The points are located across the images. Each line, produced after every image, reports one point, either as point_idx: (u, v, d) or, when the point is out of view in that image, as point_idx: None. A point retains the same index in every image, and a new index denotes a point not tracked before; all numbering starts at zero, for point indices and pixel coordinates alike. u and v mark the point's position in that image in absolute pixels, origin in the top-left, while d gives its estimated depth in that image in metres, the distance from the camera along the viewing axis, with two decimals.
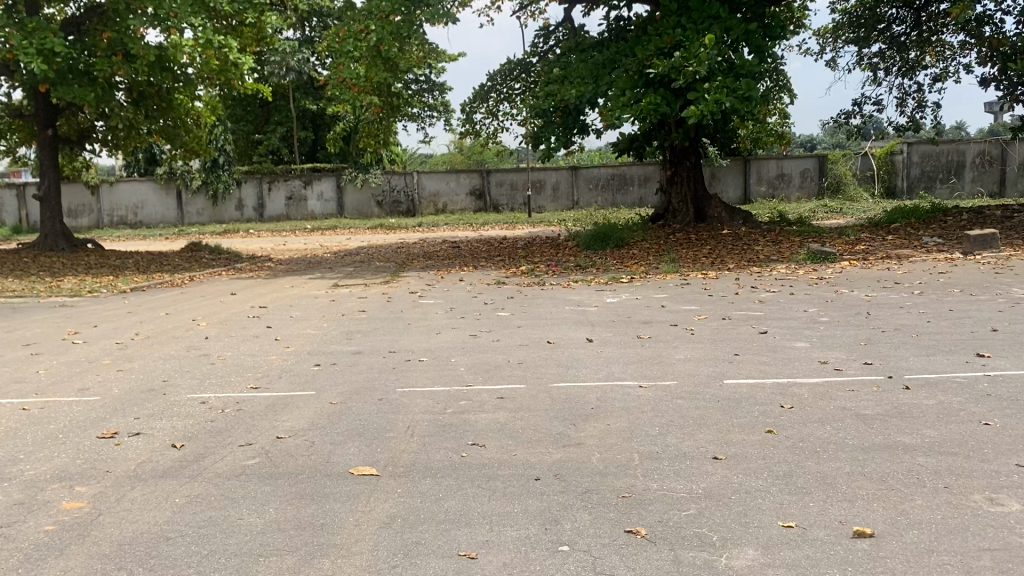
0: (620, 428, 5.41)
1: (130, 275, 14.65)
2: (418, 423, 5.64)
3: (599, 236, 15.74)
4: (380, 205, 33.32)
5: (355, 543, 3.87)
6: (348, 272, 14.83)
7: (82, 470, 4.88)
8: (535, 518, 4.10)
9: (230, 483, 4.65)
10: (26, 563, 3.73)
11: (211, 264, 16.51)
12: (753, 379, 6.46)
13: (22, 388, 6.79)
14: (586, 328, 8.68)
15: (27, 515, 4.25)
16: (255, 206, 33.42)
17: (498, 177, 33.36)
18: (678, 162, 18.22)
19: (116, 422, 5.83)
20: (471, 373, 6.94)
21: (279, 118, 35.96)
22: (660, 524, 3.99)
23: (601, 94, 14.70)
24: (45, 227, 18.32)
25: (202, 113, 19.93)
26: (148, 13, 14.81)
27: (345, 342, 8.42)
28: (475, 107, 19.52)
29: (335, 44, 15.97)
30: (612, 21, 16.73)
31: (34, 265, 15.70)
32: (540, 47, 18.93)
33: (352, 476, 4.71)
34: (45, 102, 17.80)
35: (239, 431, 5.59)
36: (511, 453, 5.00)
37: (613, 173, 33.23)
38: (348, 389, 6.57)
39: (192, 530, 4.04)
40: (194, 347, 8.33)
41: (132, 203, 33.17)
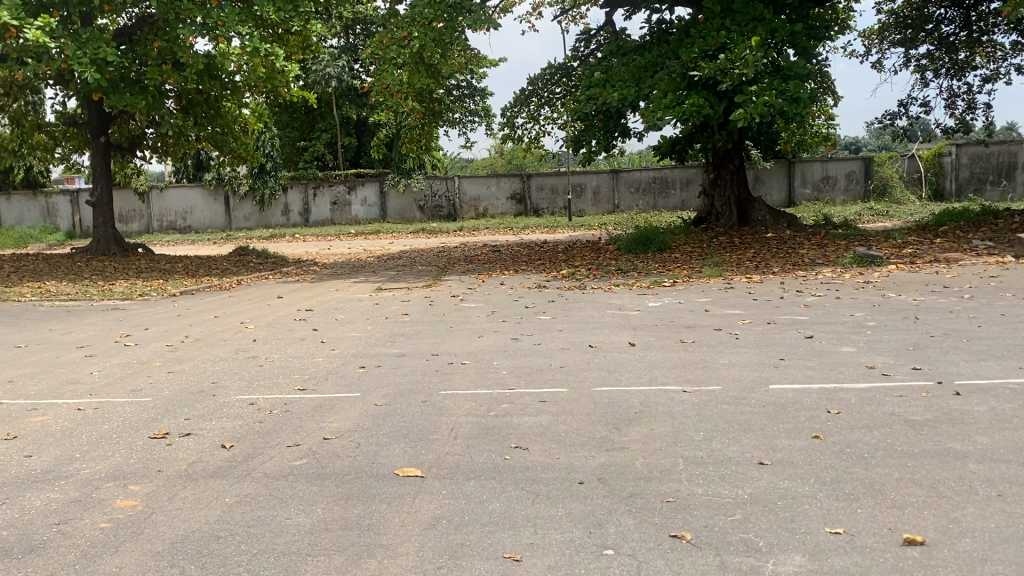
0: (664, 432, 5.40)
1: (179, 279, 14.92)
2: (462, 425, 5.69)
3: (640, 240, 15.67)
4: (421, 210, 33.60)
5: (400, 544, 3.91)
6: (390, 276, 15.00)
7: (135, 469, 5.00)
8: (579, 522, 4.11)
9: (278, 483, 4.74)
10: (83, 559, 3.83)
11: (258, 268, 16.74)
12: (799, 385, 6.39)
13: (76, 389, 6.98)
14: (629, 332, 8.66)
15: (83, 513, 4.36)
16: (300, 211, 33.78)
17: (539, 181, 33.45)
18: (722, 164, 18.07)
19: (167, 422, 5.97)
20: (513, 377, 6.97)
21: (324, 125, 36.44)
22: (706, 529, 3.98)
23: (643, 97, 14.66)
24: (98, 232, 18.71)
25: (249, 120, 20.29)
26: (198, 23, 15.10)
27: (389, 345, 8.51)
28: (516, 112, 19.59)
29: (379, 51, 16.13)
30: (654, 24, 16.67)
31: (87, 269, 16.06)
32: (582, 51, 18.93)
33: (397, 477, 4.76)
34: (97, 110, 18.24)
35: (286, 432, 5.69)
36: (555, 456, 5.02)
37: (654, 176, 33.11)
38: (392, 391, 6.64)
39: (241, 529, 4.12)
40: (242, 349, 8.47)
41: (182, 208, 33.80)
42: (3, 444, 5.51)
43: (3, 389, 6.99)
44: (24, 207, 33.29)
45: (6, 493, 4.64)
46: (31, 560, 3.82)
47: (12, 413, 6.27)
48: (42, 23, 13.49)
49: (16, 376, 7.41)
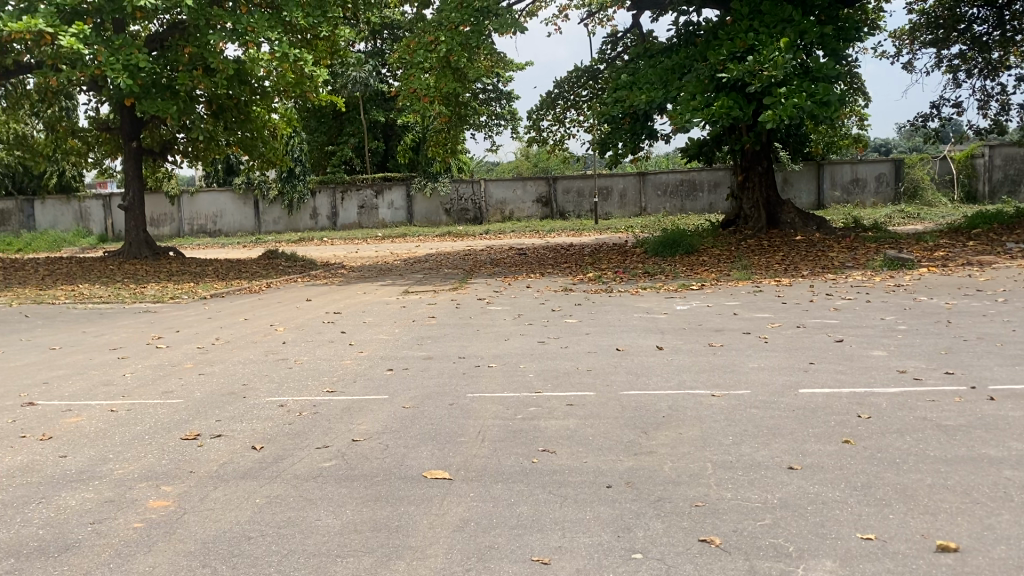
0: (692, 436, 5.38)
1: (209, 282, 15.09)
2: (489, 428, 5.71)
3: (667, 243, 15.59)
4: (448, 213, 33.68)
5: (429, 546, 3.93)
6: (417, 279, 15.06)
7: (167, 470, 5.06)
8: (607, 525, 4.10)
9: (307, 484, 4.78)
10: (118, 558, 3.89)
11: (287, 272, 16.89)
12: (829, 389, 6.33)
13: (109, 390, 7.08)
14: (657, 335, 8.63)
15: (117, 512, 4.43)
16: (328, 214, 34.00)
17: (565, 184, 33.47)
18: (751, 167, 17.95)
19: (197, 423, 6.03)
20: (540, 380, 6.97)
21: (352, 129, 36.69)
22: (735, 534, 3.96)
23: (671, 99, 14.61)
24: (130, 235, 18.94)
25: (278, 125, 20.48)
26: (228, 28, 15.27)
27: (417, 348, 8.54)
28: (542, 115, 19.61)
29: (406, 56, 16.21)
30: (681, 26, 16.61)
31: (119, 273, 16.27)
32: (608, 53, 18.91)
33: (425, 479, 4.79)
34: (130, 115, 18.49)
35: (315, 433, 5.73)
36: (582, 460, 5.01)
37: (682, 178, 32.99)
38: (420, 394, 6.67)
39: (271, 531, 4.16)
40: (272, 352, 8.55)
41: (211, 212, 34.15)
42: (38, 444, 5.60)
43: (38, 390, 7.10)
44: (57, 211, 33.79)
45: (43, 492, 4.72)
46: (67, 558, 3.88)
47: (47, 413, 6.38)
48: (76, 30, 13.70)
49: (50, 377, 7.54)
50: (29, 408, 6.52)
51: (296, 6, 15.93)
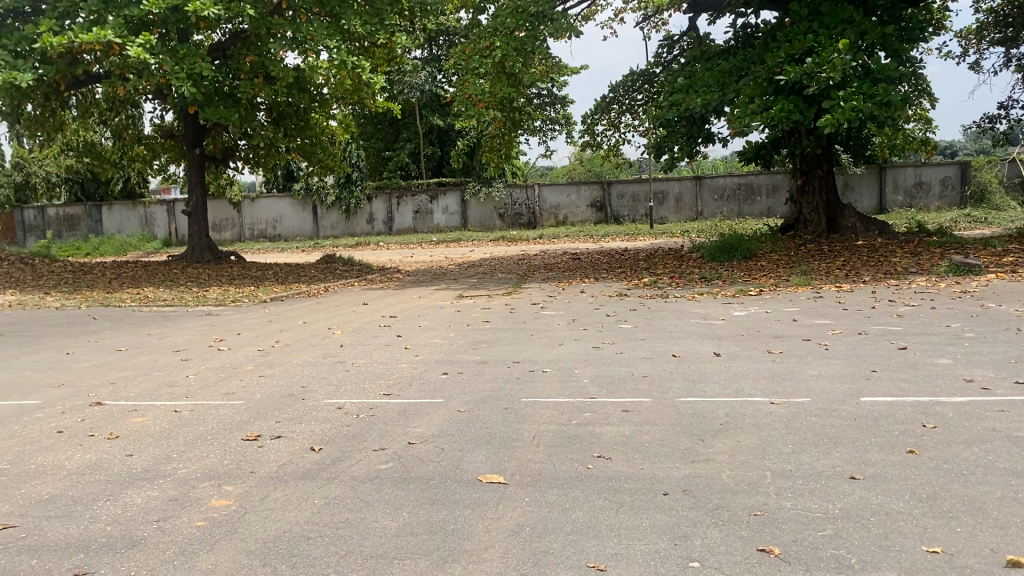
0: (751, 444, 5.30)
1: (269, 286, 15.36)
2: (544, 432, 5.70)
3: (725, 247, 15.39)
4: (502, 217, 33.77)
5: (485, 549, 3.94)
6: (472, 283, 15.14)
7: (228, 470, 5.17)
8: (663, 533, 4.07)
9: (365, 485, 4.84)
10: (181, 556, 3.97)
11: (345, 276, 17.11)
12: (892, 397, 6.18)
13: (173, 391, 7.26)
14: (713, 342, 8.52)
15: (181, 510, 4.54)
16: (384, 220, 34.40)
17: (620, 189, 33.39)
18: (810, 171, 17.65)
19: (258, 425, 6.15)
20: (595, 386, 6.92)
21: (408, 135, 37.08)
22: (795, 544, 3.89)
23: (727, 102, 14.44)
24: (193, 240, 19.41)
25: (336, 131, 20.80)
26: (288, 37, 15.57)
27: (470, 352, 8.57)
28: (597, 119, 19.56)
29: (462, 62, 16.33)
30: (739, 28, 16.41)
31: (182, 277, 16.65)
32: (665, 57, 18.78)
33: (480, 483, 4.80)
34: (193, 123, 18.96)
35: (372, 436, 5.80)
36: (638, 467, 4.97)
37: (739, 182, 32.64)
38: (474, 398, 6.69)
39: (330, 531, 4.22)
40: (330, 355, 8.67)
41: (271, 217, 34.77)
42: (106, 443, 5.77)
43: (106, 389, 7.33)
44: (124, 216, 34.70)
45: (111, 490, 4.86)
46: (132, 555, 3.98)
47: (114, 413, 6.57)
48: (143, 40, 14.10)
49: (118, 378, 7.76)
50: (98, 408, 6.72)
51: (354, 14, 16.20)
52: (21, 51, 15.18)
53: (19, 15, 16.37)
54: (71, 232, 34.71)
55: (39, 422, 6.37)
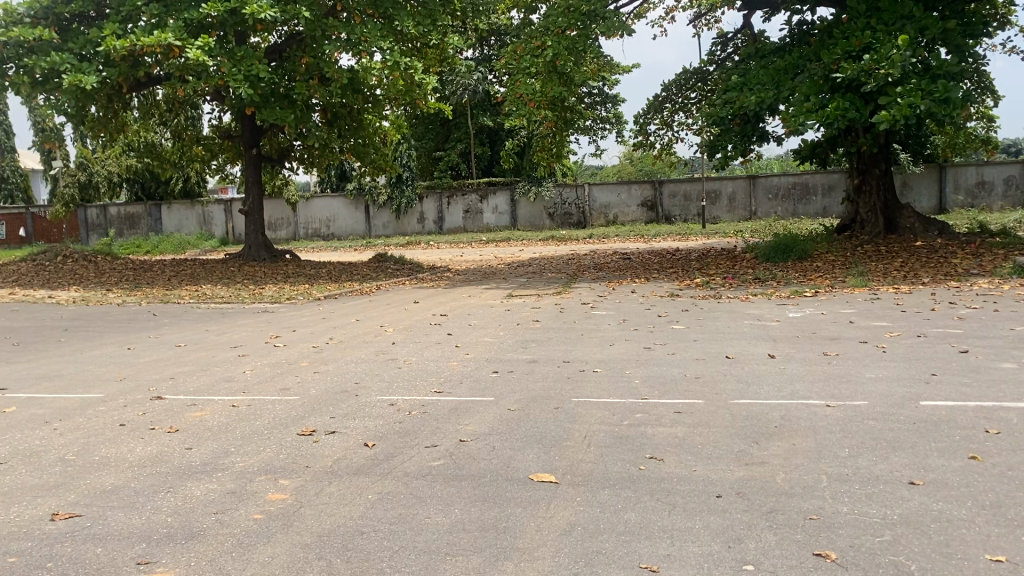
0: (807, 447, 5.22)
1: (323, 284, 15.58)
2: (595, 433, 5.68)
3: (780, 247, 15.19)
4: (552, 217, 33.73)
5: (537, 548, 3.95)
6: (521, 282, 15.14)
7: (284, 464, 5.26)
8: (718, 535, 4.03)
9: (417, 482, 4.88)
10: (239, 548, 4.06)
11: (396, 275, 17.26)
12: (953, 402, 6.03)
13: (231, 386, 7.41)
14: (767, 343, 8.41)
15: (240, 503, 4.63)
16: (435, 219, 34.64)
17: (672, 188, 33.13)
18: (867, 170, 17.30)
19: (313, 420, 6.24)
20: (647, 387, 6.89)
21: (458, 135, 37.28)
22: (852, 549, 3.82)
23: (783, 100, 14.24)
24: (250, 238, 19.75)
25: (389, 131, 21.01)
26: (342, 38, 15.79)
27: (521, 351, 8.58)
28: (649, 118, 19.46)
29: (513, 62, 16.38)
30: (794, 26, 16.21)
31: (239, 274, 16.97)
32: (718, 54, 18.59)
33: (532, 482, 4.81)
34: (250, 123, 19.32)
35: (424, 433, 5.84)
36: (691, 469, 4.93)
37: (794, 181, 32.17)
38: (525, 397, 6.71)
39: (384, 526, 4.26)
40: (382, 352, 8.77)
41: (325, 217, 35.19)
42: (166, 436, 5.92)
43: (166, 384, 7.51)
44: (183, 215, 35.48)
45: (171, 482, 4.98)
46: (192, 546, 4.08)
47: (174, 407, 6.71)
48: (202, 43, 14.43)
49: (177, 373, 7.95)
50: (158, 402, 6.88)
51: (407, 15, 16.39)
52: (86, 55, 15.69)
53: (84, 20, 16.87)
54: (132, 231, 35.65)
55: (102, 415, 6.55)
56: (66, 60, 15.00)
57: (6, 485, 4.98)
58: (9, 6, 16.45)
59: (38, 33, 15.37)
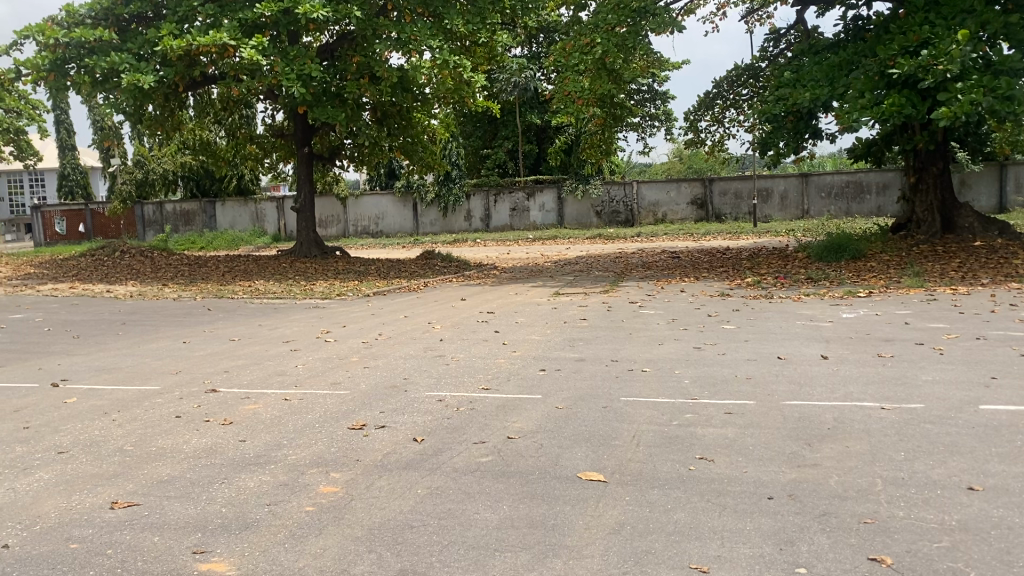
0: (861, 450, 5.13)
1: (372, 280, 15.72)
2: (644, 432, 5.65)
3: (833, 247, 14.92)
4: (599, 215, 33.65)
5: (586, 546, 3.95)
6: (569, 281, 15.11)
7: (335, 458, 5.33)
8: (769, 537, 3.99)
9: (466, 478, 4.90)
10: (291, 539, 4.12)
11: (443, 272, 17.35)
12: (1014, 407, 5.87)
13: (283, 380, 7.53)
14: (820, 344, 8.28)
15: (292, 495, 4.70)
16: (482, 217, 34.74)
17: (722, 186, 32.78)
18: (924, 167, 16.92)
19: (364, 415, 6.31)
20: (697, 387, 6.83)
21: (506, 133, 37.39)
22: (909, 554, 3.75)
23: (837, 97, 13.99)
24: (301, 235, 20.01)
25: (437, 130, 21.15)
26: (392, 37, 15.93)
27: (569, 349, 8.57)
28: (700, 115, 19.29)
29: (562, 59, 16.38)
30: (850, 21, 15.91)
31: (291, 271, 17.20)
32: (771, 51, 18.33)
33: (581, 480, 4.80)
34: (302, 122, 19.60)
35: (473, 429, 5.87)
36: (742, 470, 4.88)
37: (848, 180, 31.58)
38: (573, 395, 6.70)
39: (433, 521, 4.29)
40: (431, 348, 8.83)
41: (374, 214, 35.50)
42: (221, 428, 6.03)
43: (220, 377, 7.66)
44: (236, 212, 36.05)
45: (226, 473, 5.08)
46: (246, 536, 4.15)
47: (227, 400, 6.85)
48: (256, 43, 14.70)
49: (231, 367, 8.09)
50: (213, 394, 7.02)
51: (457, 14, 16.47)
52: (144, 55, 16.06)
53: (142, 20, 17.25)
54: (187, 227, 36.38)
55: (159, 406, 6.71)
56: (125, 60, 15.37)
57: (68, 473, 5.13)
58: (72, 7, 16.96)
59: (99, 34, 15.76)
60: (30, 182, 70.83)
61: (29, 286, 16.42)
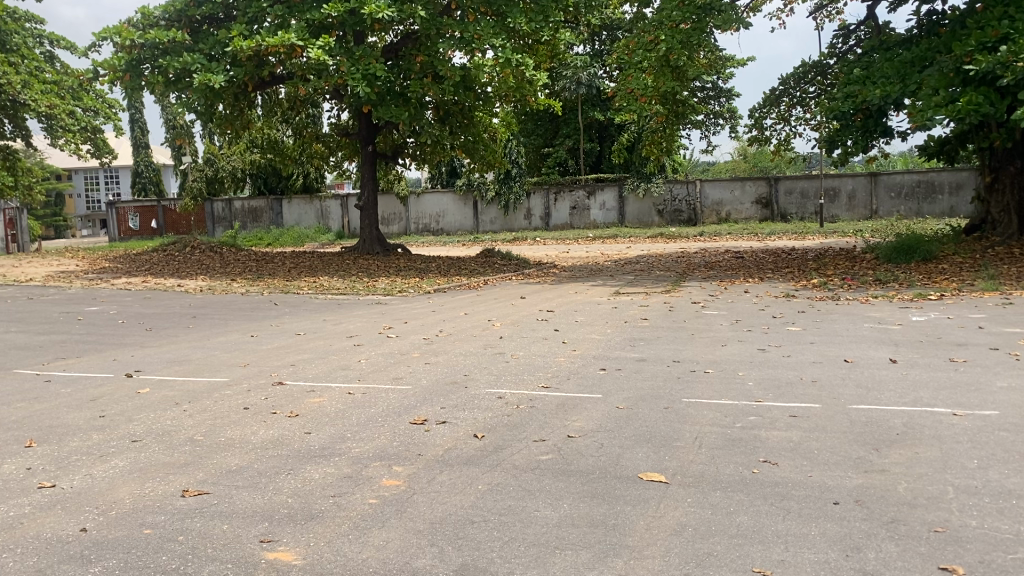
0: (931, 457, 5.01)
1: (433, 277, 15.88)
2: (707, 434, 5.60)
3: (902, 249, 14.57)
4: (661, 214, 33.42)
5: (647, 547, 3.93)
6: (629, 280, 15.02)
7: (397, 452, 5.40)
8: (835, 543, 3.91)
9: (527, 475, 4.92)
10: (355, 531, 4.19)
11: (503, 270, 17.42)
12: None
13: (347, 374, 7.66)
14: (889, 348, 8.10)
15: (355, 488, 4.78)
16: (542, 215, 34.75)
17: (788, 185, 32.21)
18: (1000, 167, 16.38)
19: (425, 410, 6.38)
20: (761, 389, 6.73)
21: (568, 131, 37.35)
22: (982, 565, 3.64)
23: (909, 94, 13.68)
24: (364, 233, 20.28)
25: (499, 128, 21.25)
26: (456, 37, 16.04)
27: (630, 349, 8.54)
28: (766, 112, 18.96)
29: (625, 56, 16.31)
30: (924, 15, 15.49)
31: (354, 267, 17.46)
32: (839, 47, 17.95)
33: (641, 481, 4.78)
34: (367, 121, 19.88)
35: (533, 427, 5.89)
36: (807, 474, 4.80)
37: (919, 179, 30.75)
38: (634, 395, 6.67)
39: (494, 517, 4.32)
40: (491, 346, 8.88)
41: (435, 212, 35.79)
42: (287, 421, 6.17)
43: (287, 370, 7.83)
44: (302, 209, 36.57)
45: (292, 465, 5.19)
46: (311, 527, 4.24)
47: (294, 393, 6.99)
48: (323, 43, 14.95)
49: (297, 361, 8.26)
50: (279, 387, 7.19)
51: (520, 13, 16.51)
52: (215, 55, 16.46)
53: (214, 22, 17.70)
54: (255, 223, 37.16)
55: (227, 398, 6.88)
56: (197, 60, 15.78)
57: (141, 461, 5.30)
58: (147, 9, 17.51)
59: (172, 35, 16.22)
60: (105, 180, 73.33)
61: (104, 279, 16.99)
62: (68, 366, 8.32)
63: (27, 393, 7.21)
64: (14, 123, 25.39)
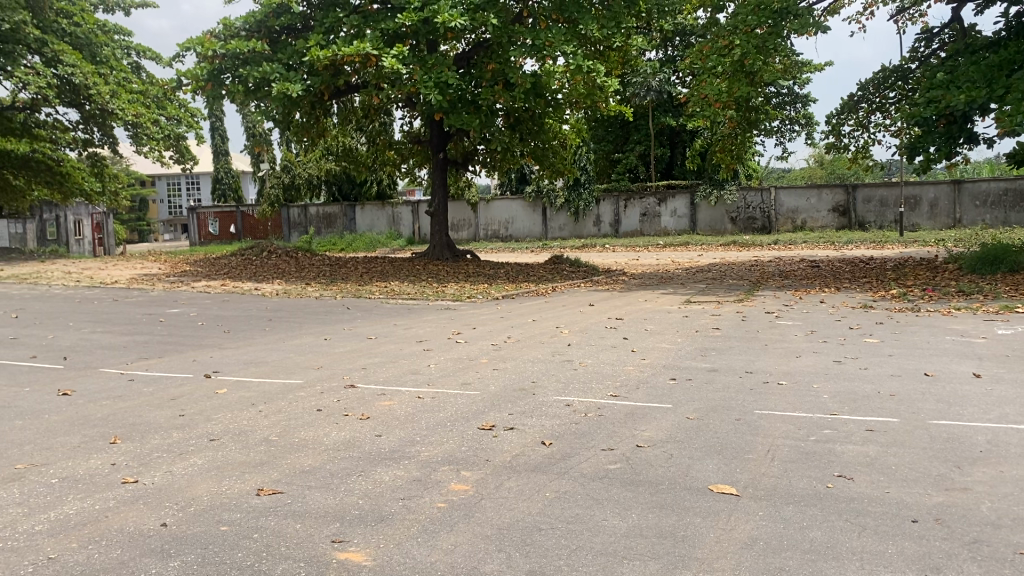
0: (1016, 476, 4.81)
1: (501, 284, 15.94)
2: (779, 447, 5.49)
3: (987, 259, 14.08)
4: (734, 222, 32.96)
5: (716, 559, 3.88)
6: (700, 288, 14.82)
7: (467, 457, 5.45)
8: (912, 562, 3.80)
9: (595, 484, 4.91)
10: (424, 534, 4.24)
11: (572, 277, 17.40)
12: None
13: (417, 378, 7.76)
14: (973, 361, 7.82)
15: (424, 491, 4.84)
16: (611, 222, 34.64)
17: (867, 193, 31.32)
18: None
19: (493, 416, 6.42)
20: (836, 402, 6.57)
21: (639, 137, 37.13)
22: None
23: (995, 99, 13.19)
24: (434, 238, 20.48)
25: (569, 135, 21.25)
26: (527, 44, 16.08)
27: (700, 359, 8.43)
28: (844, 119, 18.53)
29: (698, 62, 16.13)
30: (1012, 18, 14.93)
31: (424, 273, 17.67)
32: (922, 51, 17.42)
33: (712, 493, 4.71)
34: (438, 128, 20.10)
35: (601, 435, 5.87)
36: (884, 490, 4.67)
37: (1006, 188, 29.66)
38: (704, 406, 6.58)
39: (561, 525, 4.32)
40: (559, 353, 8.88)
41: (504, 219, 35.94)
42: (359, 423, 6.28)
43: (358, 374, 7.97)
44: (375, 215, 37.17)
45: (363, 467, 5.27)
46: (381, 529, 4.30)
47: (365, 396, 7.11)
48: (397, 52, 15.18)
49: (368, 364, 8.40)
50: (352, 390, 7.30)
51: (592, 19, 16.51)
52: (292, 65, 16.87)
53: (291, 32, 18.14)
54: (329, 228, 37.93)
55: (302, 399, 7.04)
56: (276, 70, 16.20)
57: (218, 460, 5.46)
58: (229, 20, 18.05)
59: (253, 45, 16.71)
60: (187, 186, 75.78)
61: (185, 282, 17.54)
62: (151, 365, 8.61)
63: (112, 391, 7.49)
64: (103, 131, 26.34)
